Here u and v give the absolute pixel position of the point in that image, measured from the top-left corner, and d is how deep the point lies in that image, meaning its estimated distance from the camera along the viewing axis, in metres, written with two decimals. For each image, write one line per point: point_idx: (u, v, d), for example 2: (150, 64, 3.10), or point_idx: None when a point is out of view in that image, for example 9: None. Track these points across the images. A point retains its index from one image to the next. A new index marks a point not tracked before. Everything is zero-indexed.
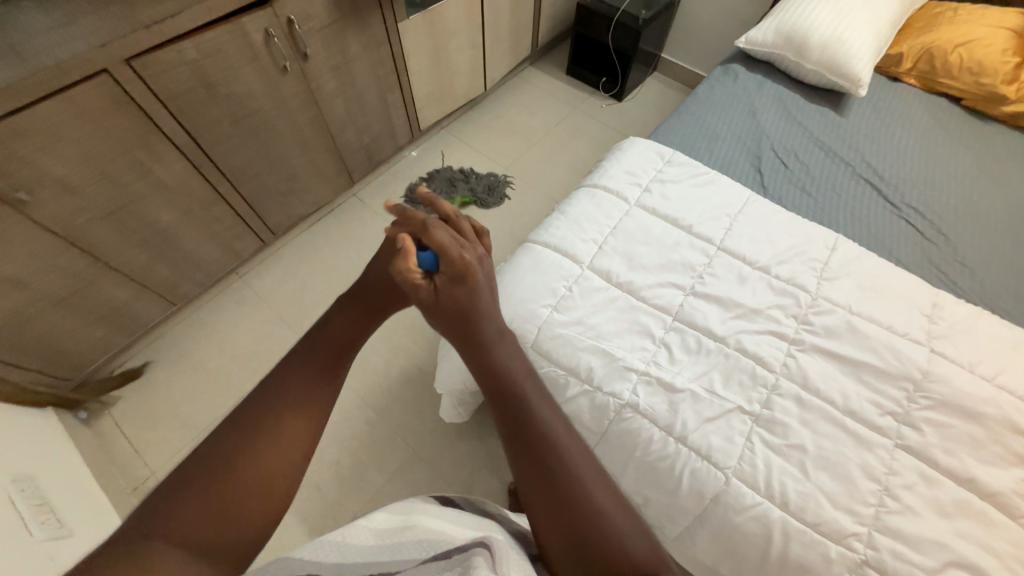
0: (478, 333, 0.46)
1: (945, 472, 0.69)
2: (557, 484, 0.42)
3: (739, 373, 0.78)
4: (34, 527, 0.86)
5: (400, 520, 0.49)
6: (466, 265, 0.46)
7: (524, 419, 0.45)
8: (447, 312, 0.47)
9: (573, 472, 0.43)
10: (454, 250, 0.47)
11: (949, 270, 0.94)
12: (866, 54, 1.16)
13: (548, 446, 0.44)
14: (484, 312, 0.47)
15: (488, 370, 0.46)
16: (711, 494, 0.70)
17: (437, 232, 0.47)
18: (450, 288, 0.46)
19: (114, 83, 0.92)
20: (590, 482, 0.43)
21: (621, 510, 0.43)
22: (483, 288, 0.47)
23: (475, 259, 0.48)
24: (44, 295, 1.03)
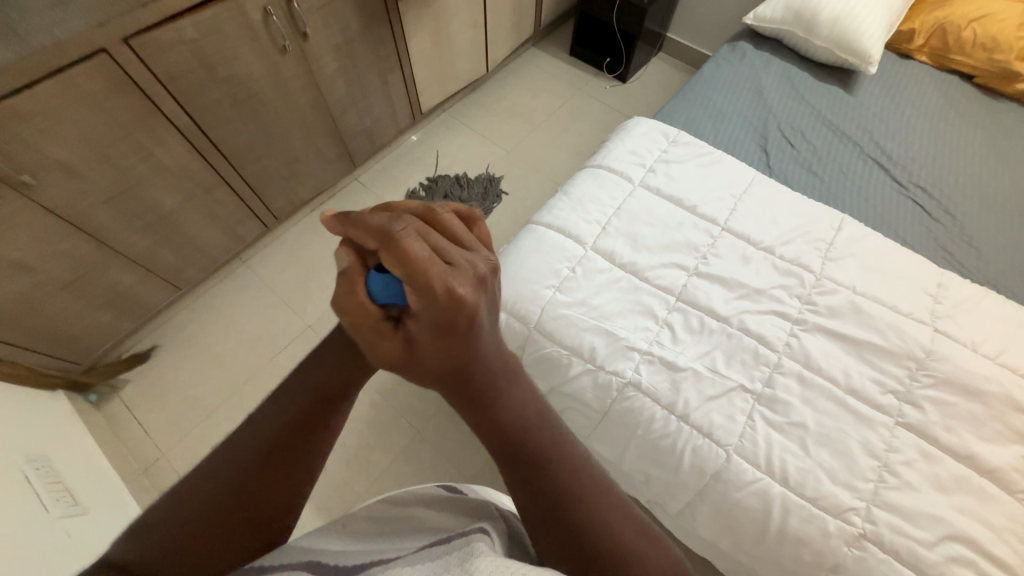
0: (473, 380, 0.36)
1: (945, 449, 0.70)
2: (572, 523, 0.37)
3: (742, 352, 0.78)
4: (50, 504, 0.89)
5: (393, 517, 0.46)
6: (460, 304, 0.32)
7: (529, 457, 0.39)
8: (430, 362, 0.34)
9: (599, 521, 0.38)
10: (438, 284, 0.31)
11: (956, 249, 0.93)
12: (877, 30, 1.13)
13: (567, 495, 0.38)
14: (486, 357, 0.36)
15: (485, 420, 0.38)
16: (712, 470, 0.71)
17: (407, 250, 0.31)
18: (440, 339, 0.33)
19: (113, 64, 0.92)
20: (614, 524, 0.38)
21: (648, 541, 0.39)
22: (475, 322, 0.33)
23: (467, 285, 0.33)
24: (50, 278, 1.04)
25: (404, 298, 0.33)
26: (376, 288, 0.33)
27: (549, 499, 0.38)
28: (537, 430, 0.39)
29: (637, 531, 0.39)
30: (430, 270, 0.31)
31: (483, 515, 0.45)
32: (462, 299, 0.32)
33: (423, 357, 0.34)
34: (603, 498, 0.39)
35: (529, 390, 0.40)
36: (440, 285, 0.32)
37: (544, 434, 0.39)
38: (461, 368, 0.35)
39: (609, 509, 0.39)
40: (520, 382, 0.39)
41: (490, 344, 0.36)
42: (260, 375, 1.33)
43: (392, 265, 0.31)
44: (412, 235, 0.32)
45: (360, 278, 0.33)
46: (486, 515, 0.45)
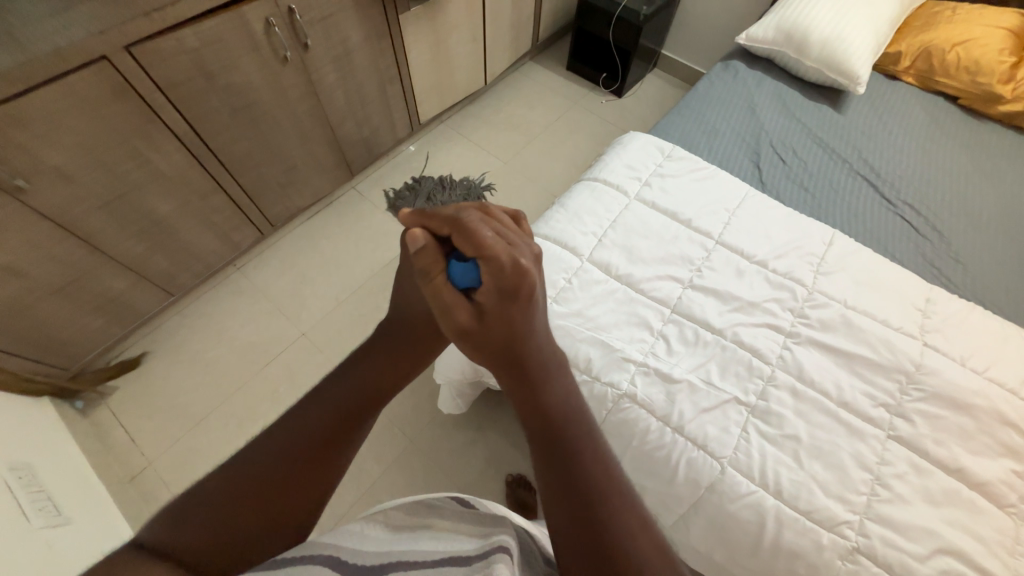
0: (522, 358, 0.44)
1: (935, 462, 0.71)
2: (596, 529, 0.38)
3: (736, 365, 0.79)
4: (31, 515, 0.87)
5: (416, 519, 0.51)
6: (521, 272, 0.39)
7: (562, 447, 0.42)
8: (494, 334, 0.42)
9: (619, 524, 0.39)
10: (504, 258, 0.39)
11: (943, 266, 0.95)
12: (865, 52, 1.17)
13: (591, 491, 0.40)
14: (532, 336, 0.44)
15: (529, 405, 0.44)
16: (707, 483, 0.71)
17: (477, 230, 0.39)
18: (500, 309, 0.41)
19: (113, 71, 0.92)
20: (634, 531, 0.39)
21: (663, 560, 0.39)
22: (532, 293, 0.41)
23: (527, 259, 0.41)
24: (41, 284, 1.03)
25: (476, 278, 0.40)
26: (458, 273, 0.40)
27: (574, 492, 0.40)
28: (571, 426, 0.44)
29: (643, 529, 0.39)
30: (497, 247, 0.39)
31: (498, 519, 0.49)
32: (524, 269, 0.40)
33: (483, 331, 0.42)
34: (613, 484, 0.41)
35: (563, 382, 0.46)
36: (506, 257, 0.39)
37: (578, 430, 0.44)
38: (512, 338, 0.43)
39: (619, 501, 0.40)
40: (553, 371, 0.45)
41: (533, 324, 0.44)
42: (252, 383, 1.31)
43: (467, 241, 0.39)
44: (482, 219, 0.40)
45: (443, 264, 0.40)
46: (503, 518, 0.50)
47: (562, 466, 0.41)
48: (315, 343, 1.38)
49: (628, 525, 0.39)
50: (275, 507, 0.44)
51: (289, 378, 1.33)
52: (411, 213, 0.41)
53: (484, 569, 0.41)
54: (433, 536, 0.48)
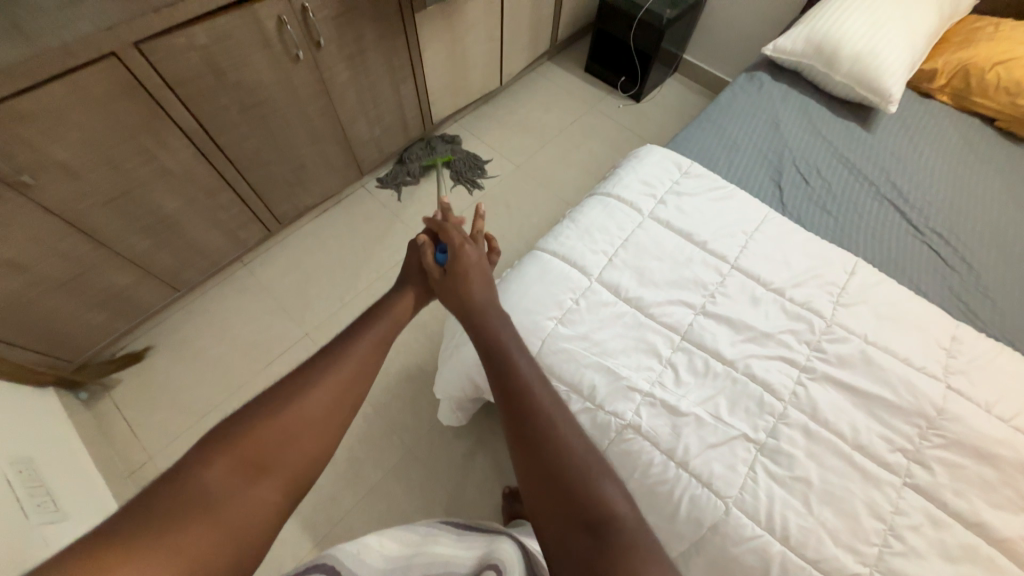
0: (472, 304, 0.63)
1: (953, 514, 0.67)
2: (524, 419, 0.51)
3: (746, 400, 0.76)
4: (30, 511, 0.87)
5: (414, 544, 0.56)
6: (462, 249, 0.69)
7: (503, 363, 0.56)
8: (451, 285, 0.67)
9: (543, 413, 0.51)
10: (458, 242, 0.69)
11: (972, 301, 0.90)
12: (899, 68, 1.12)
13: (523, 392, 0.53)
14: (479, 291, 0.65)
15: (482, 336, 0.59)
16: (710, 523, 0.68)
17: (449, 230, 0.72)
18: (456, 273, 0.67)
19: (122, 68, 0.91)
20: (556, 420, 0.51)
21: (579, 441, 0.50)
22: (474, 264, 0.68)
23: (471, 246, 0.70)
24: (46, 277, 1.03)
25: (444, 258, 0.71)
26: (439, 257, 0.72)
27: (510, 393, 0.53)
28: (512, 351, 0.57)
29: (578, 432, 0.50)
30: (454, 235, 0.70)
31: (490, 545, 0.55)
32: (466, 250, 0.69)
33: (448, 286, 0.67)
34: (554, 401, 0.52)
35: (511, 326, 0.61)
36: (459, 242, 0.70)
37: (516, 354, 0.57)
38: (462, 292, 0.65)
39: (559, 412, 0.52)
40: (501, 320, 0.62)
41: (485, 287, 0.66)
42: (253, 383, 1.31)
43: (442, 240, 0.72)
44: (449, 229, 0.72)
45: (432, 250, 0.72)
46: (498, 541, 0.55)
47: (504, 377, 0.54)
48: (317, 345, 1.37)
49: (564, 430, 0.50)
50: (299, 419, 0.49)
51: None
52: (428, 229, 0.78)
53: None
54: (429, 557, 0.54)
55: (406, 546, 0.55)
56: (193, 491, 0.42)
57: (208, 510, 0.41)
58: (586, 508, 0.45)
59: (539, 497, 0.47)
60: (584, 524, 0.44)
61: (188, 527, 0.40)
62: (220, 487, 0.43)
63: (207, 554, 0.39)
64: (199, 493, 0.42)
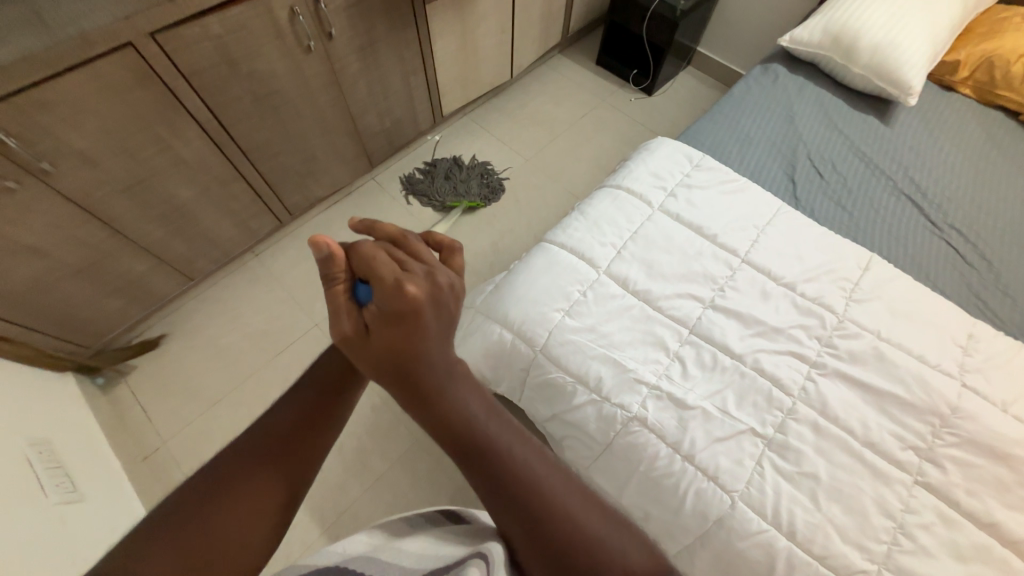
0: (418, 378, 0.40)
1: (965, 513, 0.66)
2: (530, 513, 0.39)
3: (754, 394, 0.75)
4: (49, 490, 0.90)
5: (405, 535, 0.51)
6: (404, 296, 0.38)
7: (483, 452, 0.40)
8: (384, 355, 0.39)
9: (549, 501, 0.40)
10: (391, 279, 0.39)
11: (990, 298, 0.88)
12: (920, 60, 1.09)
13: (519, 483, 0.40)
14: (429, 355, 0.40)
15: (438, 419, 0.40)
16: (715, 516, 0.68)
17: (370, 256, 0.40)
18: (387, 329, 0.39)
19: (138, 57, 0.92)
20: (569, 504, 0.40)
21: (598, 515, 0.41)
22: (424, 319, 0.39)
23: (416, 284, 0.40)
24: (64, 263, 1.05)
25: (367, 298, 0.41)
26: (361, 296, 0.41)
27: (502, 487, 0.40)
28: (488, 427, 0.41)
29: (593, 507, 0.41)
30: (382, 266, 0.39)
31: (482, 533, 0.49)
32: (408, 294, 0.39)
33: (373, 350, 0.39)
34: (562, 485, 0.41)
35: (475, 389, 0.42)
36: (393, 280, 0.39)
37: (494, 431, 0.41)
38: (406, 363, 0.39)
39: (572, 495, 0.41)
40: (469, 387, 0.42)
41: (441, 345, 0.41)
42: (263, 371, 1.33)
43: (362, 267, 0.40)
44: (376, 245, 0.41)
45: (347, 283, 0.40)
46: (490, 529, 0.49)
47: (489, 471, 0.40)
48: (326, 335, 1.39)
49: (586, 520, 0.40)
50: (250, 502, 0.42)
51: (299, 368, 1.34)
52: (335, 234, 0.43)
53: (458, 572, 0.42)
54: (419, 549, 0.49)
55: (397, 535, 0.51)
56: None
57: None
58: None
59: None
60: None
61: None
62: None
63: None
64: None
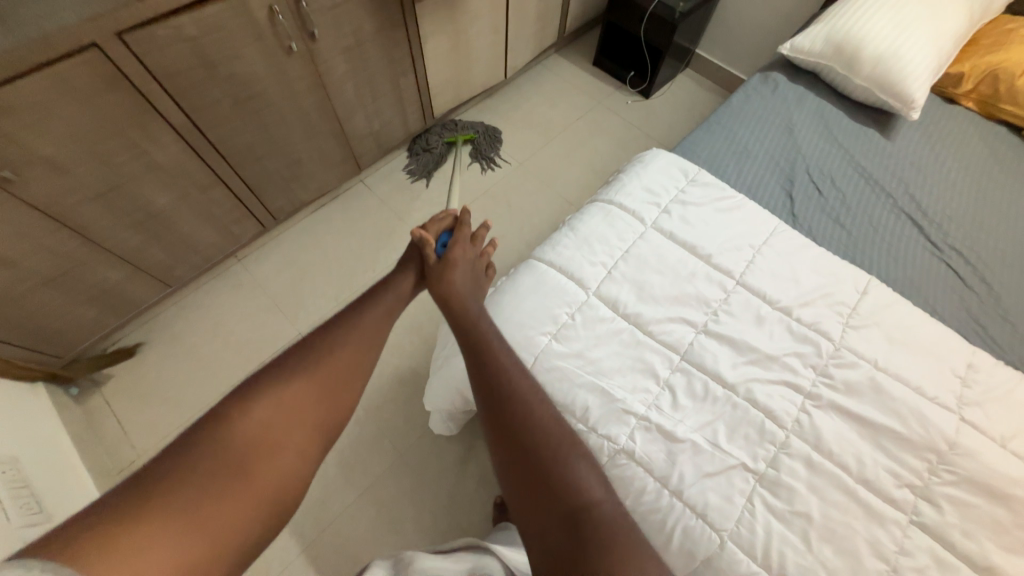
0: (450, 296, 0.64)
1: (961, 556, 0.64)
2: (505, 403, 0.55)
3: (747, 427, 0.72)
4: (13, 512, 0.86)
5: None
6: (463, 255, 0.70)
7: (484, 354, 0.59)
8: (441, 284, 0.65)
9: (517, 393, 0.56)
10: (461, 247, 0.70)
11: (991, 326, 0.85)
12: (924, 72, 1.05)
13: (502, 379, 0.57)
14: (464, 287, 0.66)
15: (461, 326, 0.62)
16: (703, 556, 0.65)
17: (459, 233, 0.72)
18: (451, 266, 0.67)
19: (104, 59, 0.87)
20: (530, 400, 0.56)
21: (549, 413, 0.56)
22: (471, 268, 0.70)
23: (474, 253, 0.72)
24: (32, 273, 1.00)
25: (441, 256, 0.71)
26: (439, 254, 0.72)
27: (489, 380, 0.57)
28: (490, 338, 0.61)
29: (546, 407, 0.56)
30: (462, 241, 0.71)
31: None
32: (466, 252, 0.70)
33: (436, 274, 0.67)
34: (542, 408, 0.56)
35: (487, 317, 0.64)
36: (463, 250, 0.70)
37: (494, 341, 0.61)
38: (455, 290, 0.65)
39: (547, 416, 0.56)
40: (485, 314, 0.64)
41: (472, 285, 0.68)
42: (245, 382, 1.29)
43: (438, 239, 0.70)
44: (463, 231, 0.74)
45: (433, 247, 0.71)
46: None
47: (483, 366, 0.58)
48: None
49: (539, 414, 0.55)
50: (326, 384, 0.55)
51: None
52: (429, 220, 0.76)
53: None
54: None
55: None
56: (236, 446, 0.47)
57: (251, 467, 0.47)
58: (573, 509, 0.49)
59: (516, 474, 0.52)
60: (569, 527, 0.47)
61: (243, 474, 0.46)
62: (259, 442, 0.48)
63: (256, 504, 0.46)
64: (240, 457, 0.47)
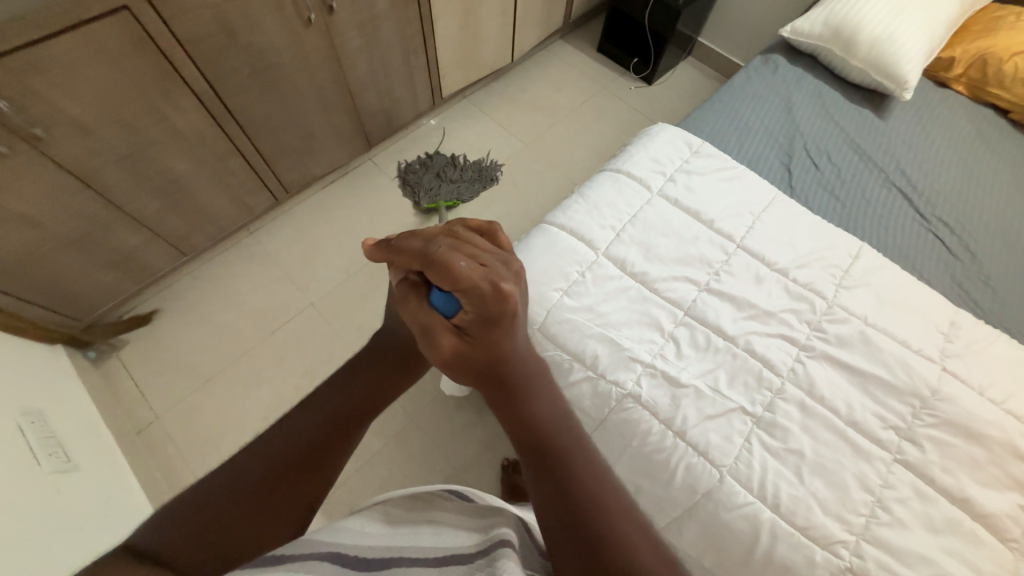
0: (509, 378, 0.40)
1: (940, 489, 0.69)
2: (594, 545, 0.35)
3: (745, 374, 0.77)
4: (42, 459, 0.90)
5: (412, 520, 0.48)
6: (497, 297, 0.37)
7: (557, 461, 0.39)
8: (477, 359, 0.39)
9: (611, 523, 0.36)
10: (482, 283, 0.36)
11: (973, 289, 0.91)
12: (916, 55, 1.10)
13: (589, 503, 0.37)
14: (517, 355, 0.40)
15: (519, 419, 0.41)
16: (704, 489, 0.70)
17: (451, 262, 0.37)
18: (485, 335, 0.38)
19: (134, 22, 0.90)
20: (633, 536, 0.36)
21: (657, 553, 0.37)
22: (517, 319, 0.38)
23: (507, 281, 0.38)
24: (57, 234, 1.03)
25: (454, 307, 0.39)
26: (442, 302, 0.39)
27: (570, 504, 0.37)
28: (564, 437, 0.41)
29: (650, 543, 0.37)
30: (466, 270, 0.36)
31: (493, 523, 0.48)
32: (506, 294, 0.37)
33: (473, 350, 0.39)
34: (648, 540, 0.37)
35: (559, 400, 0.43)
36: (485, 283, 0.37)
37: (569, 440, 0.41)
38: (499, 366, 0.40)
39: (654, 558, 0.36)
40: (552, 395, 0.42)
41: (521, 350, 0.41)
42: (259, 348, 1.33)
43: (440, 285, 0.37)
44: (450, 247, 0.38)
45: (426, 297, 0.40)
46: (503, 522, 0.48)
47: (558, 478, 0.39)
48: (322, 313, 1.39)
49: (645, 557, 0.36)
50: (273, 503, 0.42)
51: (295, 346, 1.34)
52: (376, 247, 0.42)
53: (484, 561, 0.40)
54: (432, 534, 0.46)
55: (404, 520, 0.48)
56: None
57: None
58: None
59: None
60: None
61: None
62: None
63: None
64: None
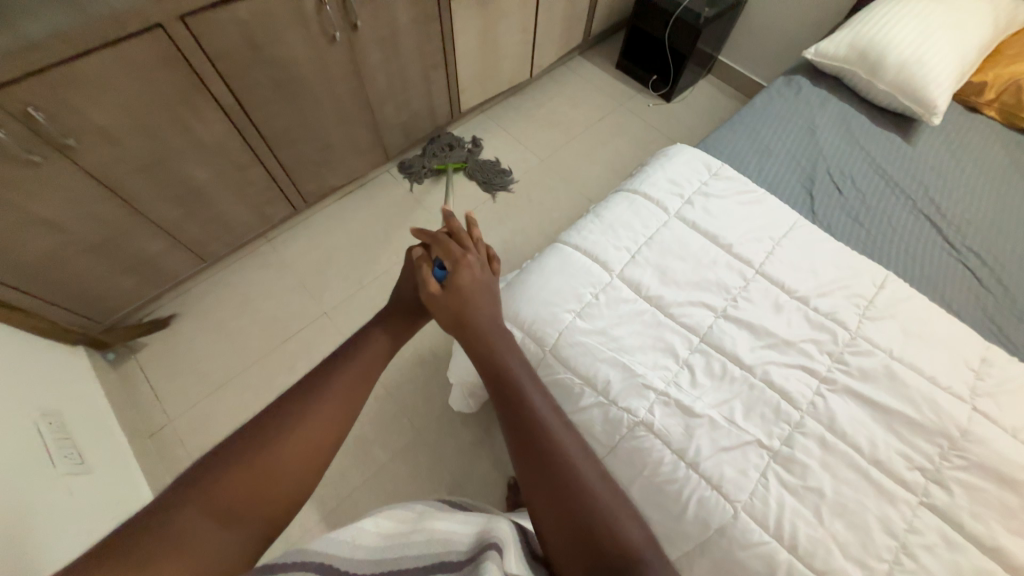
0: (475, 323, 0.63)
1: (970, 537, 0.66)
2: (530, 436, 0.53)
3: (762, 406, 0.75)
4: (57, 460, 0.91)
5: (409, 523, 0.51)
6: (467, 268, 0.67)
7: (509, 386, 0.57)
8: (455, 307, 0.64)
9: (543, 422, 0.54)
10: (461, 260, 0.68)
11: (1005, 324, 0.87)
12: (946, 79, 1.08)
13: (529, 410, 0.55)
14: (481, 308, 0.64)
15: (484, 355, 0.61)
16: (717, 525, 0.67)
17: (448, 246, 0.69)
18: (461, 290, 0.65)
19: (166, 38, 0.93)
20: (558, 431, 0.53)
21: (577, 443, 0.53)
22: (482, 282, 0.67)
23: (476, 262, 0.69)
24: (83, 239, 1.07)
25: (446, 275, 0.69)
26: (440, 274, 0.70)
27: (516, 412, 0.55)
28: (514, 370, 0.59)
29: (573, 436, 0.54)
30: (454, 252, 0.68)
31: (486, 523, 0.51)
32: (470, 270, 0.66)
33: (450, 299, 0.64)
34: (571, 433, 0.54)
35: (511, 344, 0.63)
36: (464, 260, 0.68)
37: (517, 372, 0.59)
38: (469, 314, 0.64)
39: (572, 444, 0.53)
40: (506, 340, 0.63)
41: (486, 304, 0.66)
42: (271, 355, 1.34)
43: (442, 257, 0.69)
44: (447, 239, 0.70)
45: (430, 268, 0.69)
46: (497, 522, 0.51)
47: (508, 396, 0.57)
48: (334, 322, 1.40)
49: (566, 445, 0.52)
50: (299, 435, 0.49)
51: (306, 354, 1.35)
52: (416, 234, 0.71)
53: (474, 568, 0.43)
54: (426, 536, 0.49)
55: (402, 525, 0.50)
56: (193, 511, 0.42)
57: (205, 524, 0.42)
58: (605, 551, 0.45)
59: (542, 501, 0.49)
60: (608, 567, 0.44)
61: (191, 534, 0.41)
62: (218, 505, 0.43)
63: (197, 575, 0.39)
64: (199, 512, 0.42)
